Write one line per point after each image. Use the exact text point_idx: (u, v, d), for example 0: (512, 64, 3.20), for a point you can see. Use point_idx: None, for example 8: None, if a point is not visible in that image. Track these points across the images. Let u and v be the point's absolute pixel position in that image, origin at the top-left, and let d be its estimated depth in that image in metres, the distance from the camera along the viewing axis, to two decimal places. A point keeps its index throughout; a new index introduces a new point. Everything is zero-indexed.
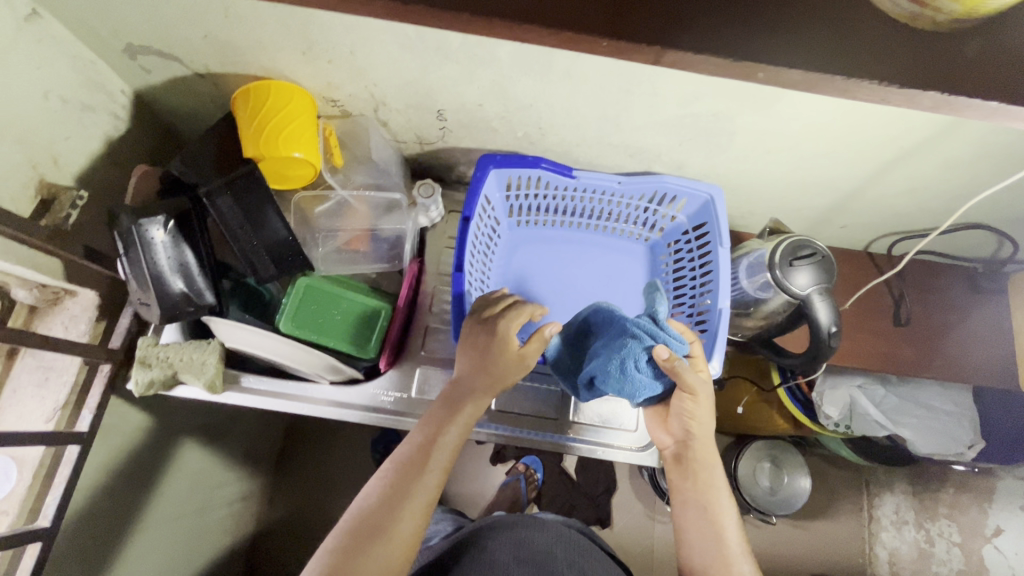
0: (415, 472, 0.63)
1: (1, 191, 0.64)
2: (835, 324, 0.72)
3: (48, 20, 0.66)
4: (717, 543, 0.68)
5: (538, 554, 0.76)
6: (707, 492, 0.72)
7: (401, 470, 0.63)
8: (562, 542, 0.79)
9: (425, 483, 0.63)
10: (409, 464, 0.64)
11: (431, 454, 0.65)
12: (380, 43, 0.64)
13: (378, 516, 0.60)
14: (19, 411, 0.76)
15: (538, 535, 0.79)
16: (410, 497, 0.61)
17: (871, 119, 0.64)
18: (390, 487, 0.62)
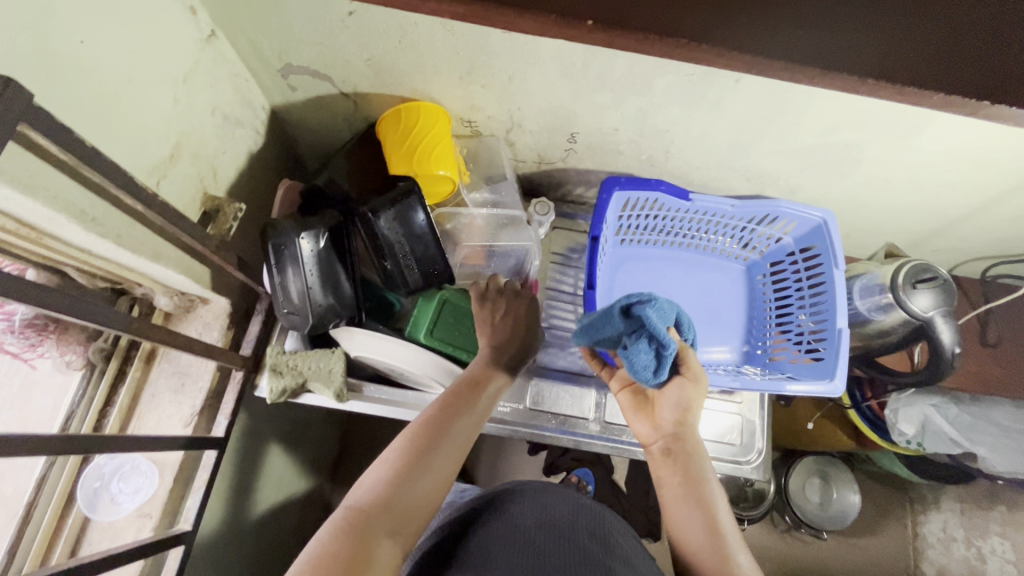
0: (433, 442, 0.60)
1: (178, 203, 0.66)
2: (958, 345, 0.75)
3: (222, 41, 0.69)
4: (716, 534, 0.64)
5: (559, 519, 0.64)
6: (701, 485, 0.68)
7: (418, 440, 0.60)
8: (586, 516, 0.66)
9: (445, 454, 0.60)
10: (426, 432, 0.61)
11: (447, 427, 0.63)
12: (542, 71, 0.68)
13: (399, 481, 0.55)
14: (159, 416, 0.79)
15: (559, 504, 0.67)
16: (431, 467, 0.58)
17: (1003, 152, 0.68)
18: (409, 452, 0.58)
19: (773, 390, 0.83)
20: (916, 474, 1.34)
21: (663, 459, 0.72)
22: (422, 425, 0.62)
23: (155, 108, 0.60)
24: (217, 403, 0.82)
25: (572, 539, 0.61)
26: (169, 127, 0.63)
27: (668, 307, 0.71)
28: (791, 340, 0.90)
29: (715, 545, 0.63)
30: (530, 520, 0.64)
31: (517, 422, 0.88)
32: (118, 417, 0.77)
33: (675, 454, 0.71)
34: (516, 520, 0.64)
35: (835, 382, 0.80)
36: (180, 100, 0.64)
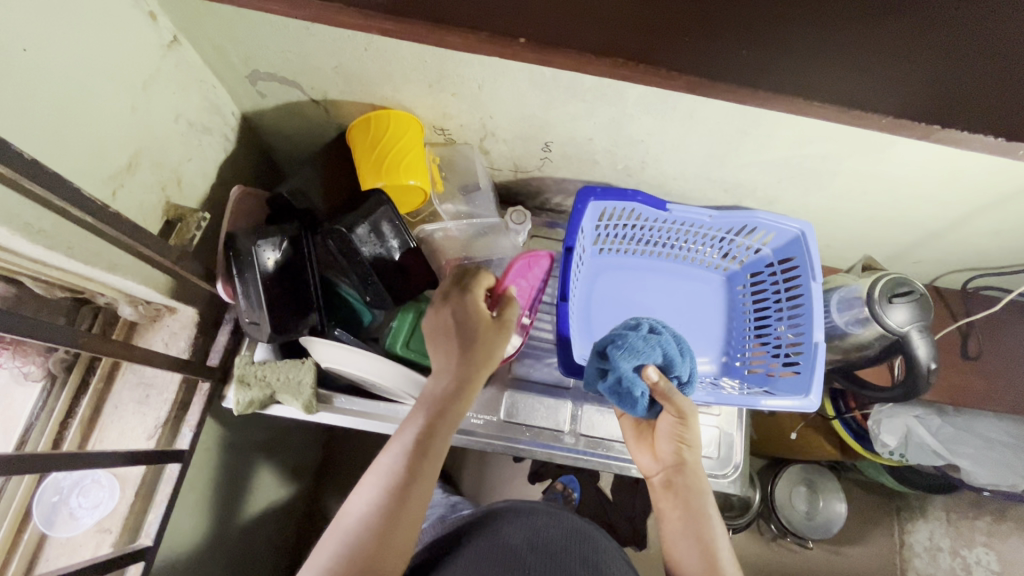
0: (406, 496, 0.57)
1: (136, 214, 0.65)
2: (934, 360, 0.74)
3: (185, 47, 0.68)
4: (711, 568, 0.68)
5: (552, 547, 0.67)
6: (697, 516, 0.72)
7: (392, 496, 0.57)
8: (578, 540, 0.69)
9: (417, 503, 0.58)
10: (398, 486, 0.58)
11: (418, 473, 0.59)
12: (512, 80, 0.66)
13: (377, 545, 0.55)
14: (121, 428, 0.77)
15: (553, 526, 0.70)
16: (405, 524, 0.56)
17: (980, 166, 0.67)
18: (382, 513, 0.56)
19: (748, 405, 0.81)
20: (901, 484, 1.33)
21: (664, 489, 0.76)
22: (393, 477, 0.58)
23: (110, 117, 0.59)
24: (182, 415, 0.80)
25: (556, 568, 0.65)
26: (127, 136, 0.61)
27: (638, 347, 0.71)
28: (769, 351, 0.89)
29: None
30: (519, 543, 0.67)
31: (491, 434, 0.86)
32: (78, 431, 0.75)
33: (675, 486, 0.75)
34: (509, 542, 0.67)
35: (810, 397, 0.78)
36: (139, 108, 0.62)
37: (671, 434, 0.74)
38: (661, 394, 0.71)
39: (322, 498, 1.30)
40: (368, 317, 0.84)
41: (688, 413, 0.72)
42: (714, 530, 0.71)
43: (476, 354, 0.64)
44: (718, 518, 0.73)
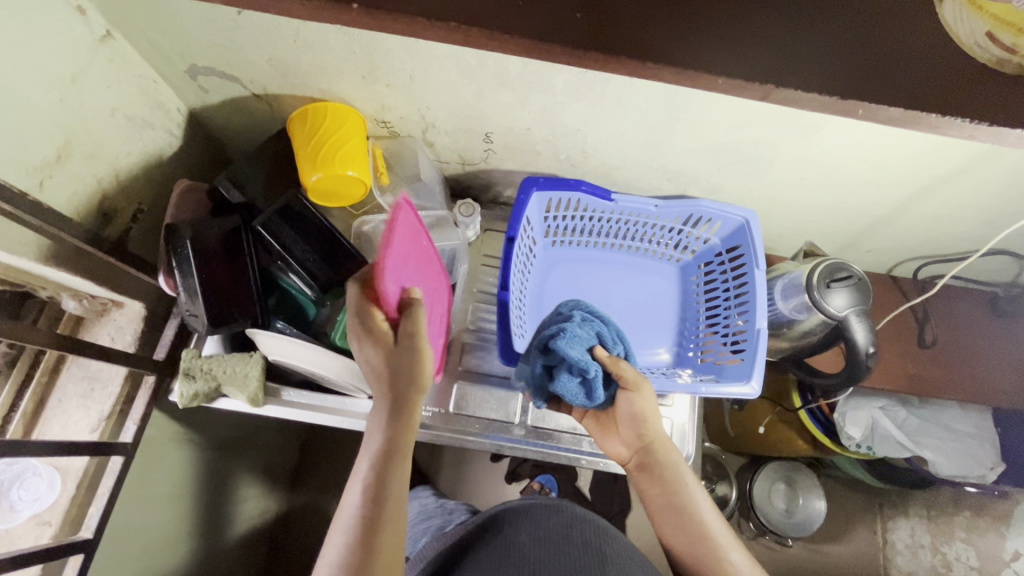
0: (388, 496, 0.59)
1: (67, 205, 0.66)
2: (872, 345, 0.74)
3: (120, 42, 0.69)
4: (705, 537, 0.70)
5: (556, 539, 0.66)
6: (681, 492, 0.73)
7: (374, 500, 0.58)
8: (581, 527, 0.69)
9: (398, 501, 0.60)
10: (379, 490, 0.59)
11: (395, 472, 0.61)
12: (440, 68, 0.67)
13: (369, 551, 0.55)
14: (65, 421, 0.77)
15: (554, 520, 0.69)
16: (393, 526, 0.58)
17: (906, 147, 0.67)
18: (369, 519, 0.57)
19: (692, 392, 0.82)
20: (875, 478, 1.31)
21: (642, 471, 0.75)
22: (371, 481, 0.59)
23: (36, 108, 0.59)
24: (128, 408, 0.80)
25: (569, 558, 0.64)
26: (55, 127, 0.62)
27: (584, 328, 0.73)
28: (718, 339, 0.89)
29: (706, 547, 0.69)
30: (527, 543, 0.65)
31: (440, 427, 0.86)
32: (21, 423, 0.75)
33: (654, 466, 0.74)
34: (513, 544, 0.65)
35: (752, 384, 0.79)
36: (68, 100, 0.63)
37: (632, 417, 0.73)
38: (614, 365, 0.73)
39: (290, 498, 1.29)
40: (313, 311, 0.86)
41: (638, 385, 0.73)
42: (697, 496, 0.73)
43: (397, 364, 0.61)
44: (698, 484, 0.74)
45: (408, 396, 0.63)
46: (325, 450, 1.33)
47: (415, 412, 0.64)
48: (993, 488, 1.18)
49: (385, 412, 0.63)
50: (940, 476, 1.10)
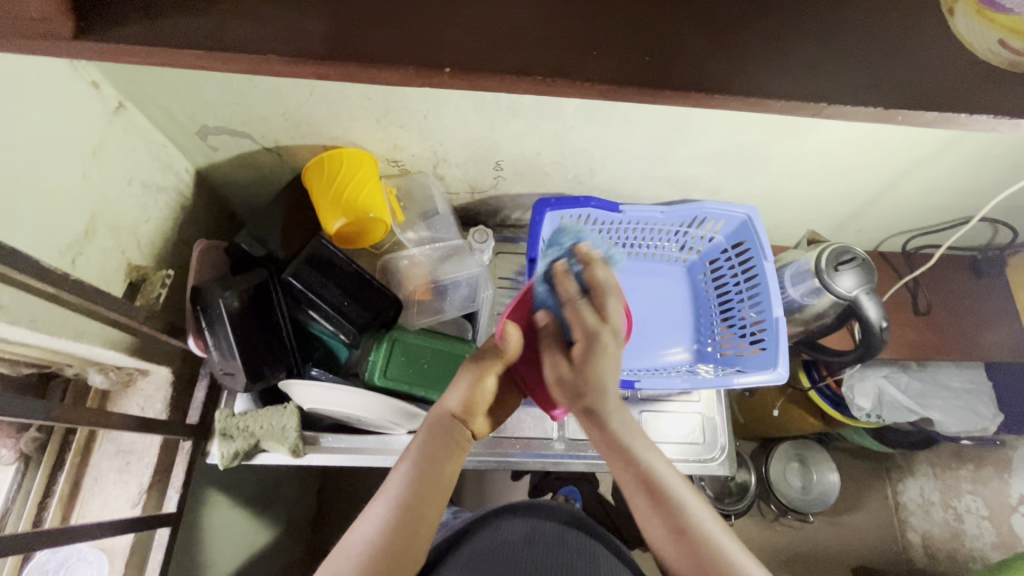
0: (434, 473, 0.60)
1: (98, 280, 0.65)
2: (884, 319, 0.79)
3: (131, 111, 0.69)
4: (698, 539, 0.55)
5: (549, 538, 0.68)
6: (663, 486, 0.59)
7: (421, 476, 0.60)
8: (576, 532, 0.71)
9: (443, 481, 0.61)
10: (426, 467, 0.61)
11: (445, 454, 0.63)
12: (454, 106, 0.69)
13: (414, 515, 0.57)
14: (104, 500, 0.75)
15: (548, 521, 0.72)
16: (436, 500, 0.59)
17: (889, 135, 0.73)
18: (414, 487, 0.59)
19: (723, 385, 0.85)
20: (883, 444, 1.36)
21: (609, 453, 0.62)
22: (416, 470, 0.60)
23: (63, 187, 0.59)
24: (166, 477, 0.79)
25: (561, 550, 0.66)
26: (81, 203, 0.62)
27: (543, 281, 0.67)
28: (736, 332, 0.93)
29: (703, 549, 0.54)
30: (517, 535, 0.68)
31: (482, 452, 0.87)
32: (58, 508, 0.73)
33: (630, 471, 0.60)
34: (505, 535, 0.69)
35: (779, 369, 0.82)
36: (90, 176, 0.63)
37: (544, 347, 0.64)
38: (573, 313, 0.61)
39: (320, 547, 1.26)
40: (344, 354, 0.86)
41: (600, 329, 0.59)
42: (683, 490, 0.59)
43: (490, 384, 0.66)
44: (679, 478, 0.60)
45: (466, 403, 0.66)
46: (352, 491, 1.31)
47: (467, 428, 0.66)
48: (994, 439, 1.25)
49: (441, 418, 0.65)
50: (948, 435, 1.15)
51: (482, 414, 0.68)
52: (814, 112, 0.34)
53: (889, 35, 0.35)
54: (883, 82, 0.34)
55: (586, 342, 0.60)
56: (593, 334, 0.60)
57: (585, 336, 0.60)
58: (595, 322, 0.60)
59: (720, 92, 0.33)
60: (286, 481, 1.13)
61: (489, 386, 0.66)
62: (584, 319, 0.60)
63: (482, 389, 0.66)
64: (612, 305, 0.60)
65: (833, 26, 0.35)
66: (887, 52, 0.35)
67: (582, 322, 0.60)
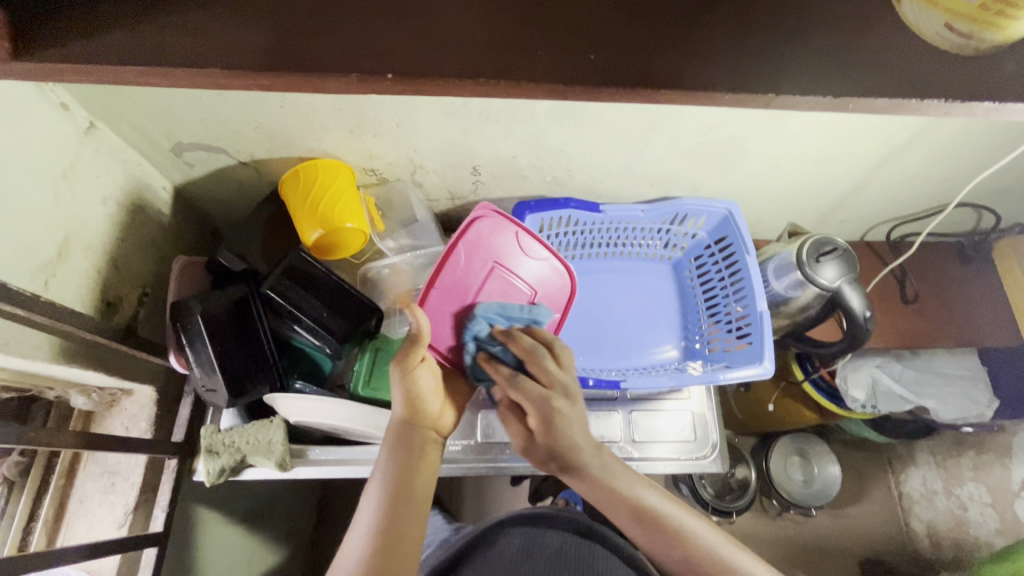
0: (404, 492, 0.60)
1: (74, 302, 0.65)
2: (867, 308, 0.79)
3: (103, 131, 0.69)
4: (707, 561, 0.60)
5: (549, 550, 0.69)
6: (657, 513, 0.62)
7: (391, 500, 0.59)
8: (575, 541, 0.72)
9: (416, 495, 0.61)
10: (393, 487, 0.60)
11: (409, 467, 0.62)
12: (426, 113, 0.69)
13: (391, 542, 0.56)
14: (91, 521, 0.75)
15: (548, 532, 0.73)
16: (410, 516, 0.59)
17: (864, 125, 0.72)
18: (386, 515, 0.58)
19: (710, 382, 0.84)
20: (881, 434, 1.35)
21: (601, 502, 0.62)
22: (384, 492, 0.60)
23: (34, 210, 0.59)
24: (153, 496, 0.78)
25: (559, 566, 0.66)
26: (54, 225, 0.62)
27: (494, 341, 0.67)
28: (722, 328, 0.93)
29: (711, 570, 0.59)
30: (516, 547, 0.69)
31: (472, 458, 0.86)
32: (44, 531, 0.72)
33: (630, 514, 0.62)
34: (504, 549, 0.69)
35: (765, 363, 0.82)
36: (63, 197, 0.63)
37: (508, 409, 0.64)
38: (518, 391, 0.61)
39: (318, 560, 1.26)
40: (329, 365, 0.86)
41: (550, 397, 0.60)
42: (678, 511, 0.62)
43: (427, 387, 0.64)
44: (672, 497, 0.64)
45: (411, 401, 0.64)
46: (349, 504, 1.30)
47: (425, 432, 0.65)
48: (992, 425, 1.24)
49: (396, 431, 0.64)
50: (944, 422, 1.13)
51: (435, 407, 0.66)
52: (765, 103, 0.34)
53: (836, 25, 0.35)
54: (834, 70, 0.34)
55: (539, 409, 0.60)
56: (547, 408, 0.59)
57: (539, 410, 0.59)
58: (551, 377, 0.61)
59: (668, 88, 0.33)
60: (280, 497, 1.13)
61: (420, 376, 0.63)
62: (541, 379, 0.61)
63: (416, 380, 0.63)
64: (560, 403, 0.60)
65: (779, 20, 0.35)
66: (835, 42, 0.35)
67: (530, 396, 0.60)
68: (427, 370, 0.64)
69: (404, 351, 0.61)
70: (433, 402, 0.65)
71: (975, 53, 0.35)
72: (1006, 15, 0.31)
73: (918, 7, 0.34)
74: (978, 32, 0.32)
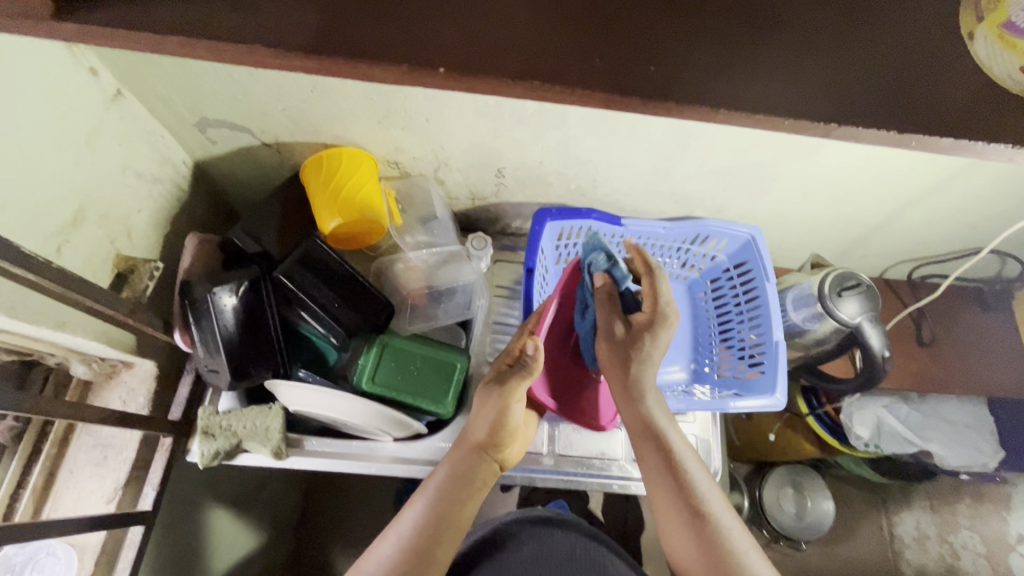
0: (449, 516, 0.60)
1: (85, 270, 0.64)
2: (886, 348, 0.77)
3: (129, 99, 0.68)
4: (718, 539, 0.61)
5: (561, 563, 0.68)
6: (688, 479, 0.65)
7: (433, 517, 0.59)
8: (584, 547, 0.70)
9: (461, 521, 0.60)
10: (442, 503, 0.60)
11: (461, 491, 0.61)
12: (458, 110, 0.68)
13: (420, 560, 0.56)
14: (79, 494, 0.73)
15: (559, 536, 0.70)
16: (448, 540, 0.58)
17: (901, 162, 0.71)
18: (427, 531, 0.58)
19: (719, 408, 0.83)
20: (879, 474, 1.32)
21: (641, 442, 0.67)
22: (433, 503, 0.60)
23: (53, 174, 0.58)
24: (144, 474, 0.77)
25: None
26: (71, 190, 0.61)
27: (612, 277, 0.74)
28: (734, 354, 0.91)
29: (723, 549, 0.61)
30: (527, 557, 0.68)
31: None
32: (31, 500, 0.71)
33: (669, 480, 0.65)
34: (513, 558, 0.68)
35: (777, 395, 0.81)
36: (83, 162, 0.62)
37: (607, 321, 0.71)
38: (649, 284, 0.70)
39: (300, 550, 1.24)
40: (334, 356, 0.85)
41: (662, 312, 0.69)
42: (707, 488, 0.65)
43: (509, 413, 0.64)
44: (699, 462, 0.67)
45: (493, 435, 0.64)
46: (336, 496, 1.28)
47: (490, 461, 0.64)
48: (992, 475, 1.21)
49: (464, 453, 0.64)
50: (946, 468, 1.11)
51: (509, 443, 0.66)
52: (823, 132, 0.33)
53: (900, 60, 0.34)
54: (896, 106, 0.33)
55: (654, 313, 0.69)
56: (661, 314, 0.69)
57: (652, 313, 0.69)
58: (665, 303, 0.70)
59: (724, 108, 0.32)
60: (269, 484, 1.11)
61: (514, 410, 0.64)
62: (660, 294, 0.69)
63: (506, 415, 0.63)
64: (670, 298, 0.70)
65: (846, 47, 0.34)
66: (898, 78, 0.34)
67: (649, 297, 0.69)
68: (520, 409, 0.65)
69: (514, 382, 0.63)
70: (510, 438, 0.66)
71: None
72: None
73: (993, 46, 0.33)
74: None
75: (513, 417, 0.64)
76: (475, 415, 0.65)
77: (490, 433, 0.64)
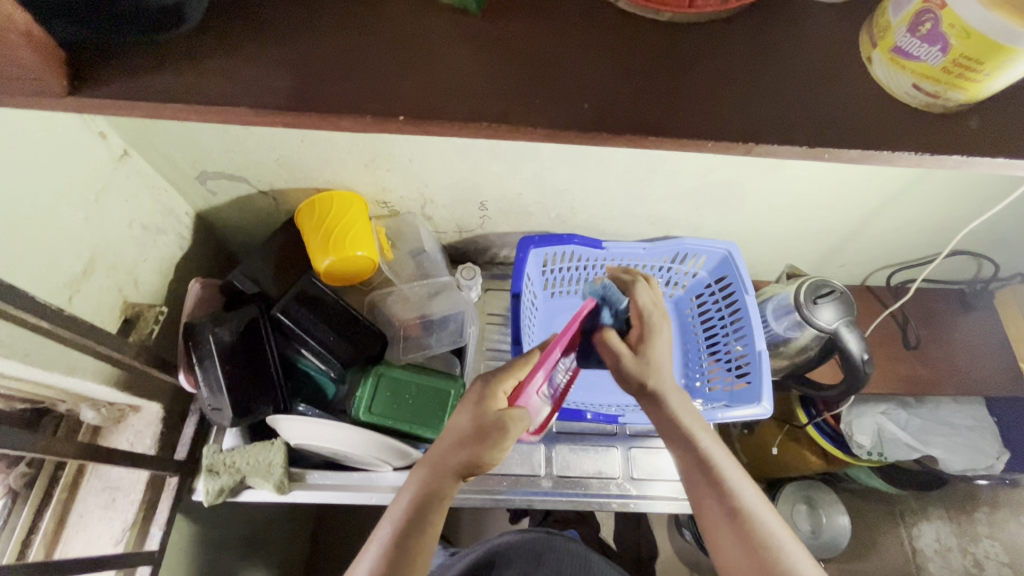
0: (415, 543, 0.54)
1: (94, 318, 0.69)
2: (865, 351, 0.80)
3: (135, 158, 0.74)
4: (711, 472, 0.59)
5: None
6: (673, 417, 0.62)
7: (397, 544, 0.53)
8: (571, 562, 0.78)
9: (429, 547, 0.55)
10: (407, 532, 0.54)
11: (427, 517, 0.55)
12: (437, 150, 0.73)
13: None
14: (89, 536, 0.76)
15: (551, 554, 0.79)
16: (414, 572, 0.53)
17: (857, 173, 0.75)
18: (390, 564, 0.52)
19: (709, 419, 0.84)
20: (890, 484, 1.30)
21: (670, 434, 0.62)
22: (397, 532, 0.54)
23: (66, 229, 0.63)
24: (151, 514, 0.78)
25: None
26: (82, 244, 0.66)
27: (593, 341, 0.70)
28: (723, 366, 0.93)
29: (717, 483, 0.58)
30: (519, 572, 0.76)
31: (469, 489, 0.86)
32: (42, 545, 0.73)
33: (692, 458, 0.60)
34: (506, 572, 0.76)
35: (764, 403, 0.82)
36: (92, 218, 0.67)
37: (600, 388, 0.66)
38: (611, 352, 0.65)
39: None
40: (332, 390, 0.88)
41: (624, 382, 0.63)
42: (695, 424, 0.62)
43: (485, 439, 0.56)
44: (685, 406, 0.63)
45: (467, 458, 0.56)
46: (343, 535, 1.27)
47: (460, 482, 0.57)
48: (1002, 477, 1.19)
49: (429, 471, 0.57)
50: (953, 473, 1.10)
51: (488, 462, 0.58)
52: (744, 150, 0.37)
53: (811, 83, 0.38)
54: (810, 123, 0.37)
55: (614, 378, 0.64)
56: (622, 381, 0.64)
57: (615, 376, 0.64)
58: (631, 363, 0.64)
59: (653, 135, 0.36)
60: (274, 525, 1.11)
61: (502, 444, 0.57)
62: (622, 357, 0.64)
63: (490, 445, 0.56)
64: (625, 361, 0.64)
65: (759, 77, 0.38)
66: (810, 99, 0.38)
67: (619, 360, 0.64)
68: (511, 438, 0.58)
69: (504, 424, 0.56)
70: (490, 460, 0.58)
71: (943, 110, 0.37)
72: (967, 78, 0.34)
73: (887, 67, 0.37)
74: (941, 92, 0.36)
75: (495, 442, 0.56)
76: (450, 431, 0.58)
77: (463, 456, 0.56)
